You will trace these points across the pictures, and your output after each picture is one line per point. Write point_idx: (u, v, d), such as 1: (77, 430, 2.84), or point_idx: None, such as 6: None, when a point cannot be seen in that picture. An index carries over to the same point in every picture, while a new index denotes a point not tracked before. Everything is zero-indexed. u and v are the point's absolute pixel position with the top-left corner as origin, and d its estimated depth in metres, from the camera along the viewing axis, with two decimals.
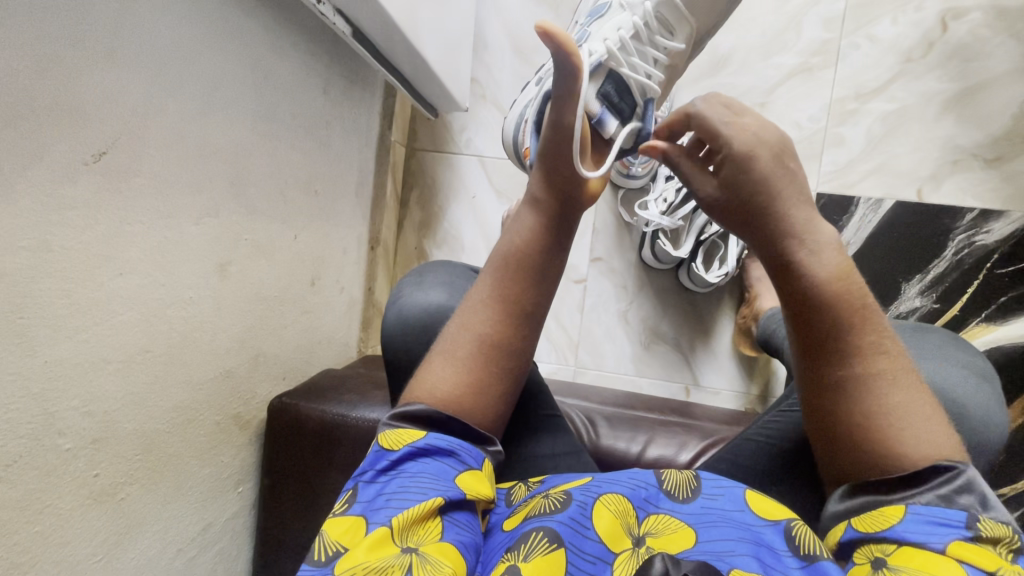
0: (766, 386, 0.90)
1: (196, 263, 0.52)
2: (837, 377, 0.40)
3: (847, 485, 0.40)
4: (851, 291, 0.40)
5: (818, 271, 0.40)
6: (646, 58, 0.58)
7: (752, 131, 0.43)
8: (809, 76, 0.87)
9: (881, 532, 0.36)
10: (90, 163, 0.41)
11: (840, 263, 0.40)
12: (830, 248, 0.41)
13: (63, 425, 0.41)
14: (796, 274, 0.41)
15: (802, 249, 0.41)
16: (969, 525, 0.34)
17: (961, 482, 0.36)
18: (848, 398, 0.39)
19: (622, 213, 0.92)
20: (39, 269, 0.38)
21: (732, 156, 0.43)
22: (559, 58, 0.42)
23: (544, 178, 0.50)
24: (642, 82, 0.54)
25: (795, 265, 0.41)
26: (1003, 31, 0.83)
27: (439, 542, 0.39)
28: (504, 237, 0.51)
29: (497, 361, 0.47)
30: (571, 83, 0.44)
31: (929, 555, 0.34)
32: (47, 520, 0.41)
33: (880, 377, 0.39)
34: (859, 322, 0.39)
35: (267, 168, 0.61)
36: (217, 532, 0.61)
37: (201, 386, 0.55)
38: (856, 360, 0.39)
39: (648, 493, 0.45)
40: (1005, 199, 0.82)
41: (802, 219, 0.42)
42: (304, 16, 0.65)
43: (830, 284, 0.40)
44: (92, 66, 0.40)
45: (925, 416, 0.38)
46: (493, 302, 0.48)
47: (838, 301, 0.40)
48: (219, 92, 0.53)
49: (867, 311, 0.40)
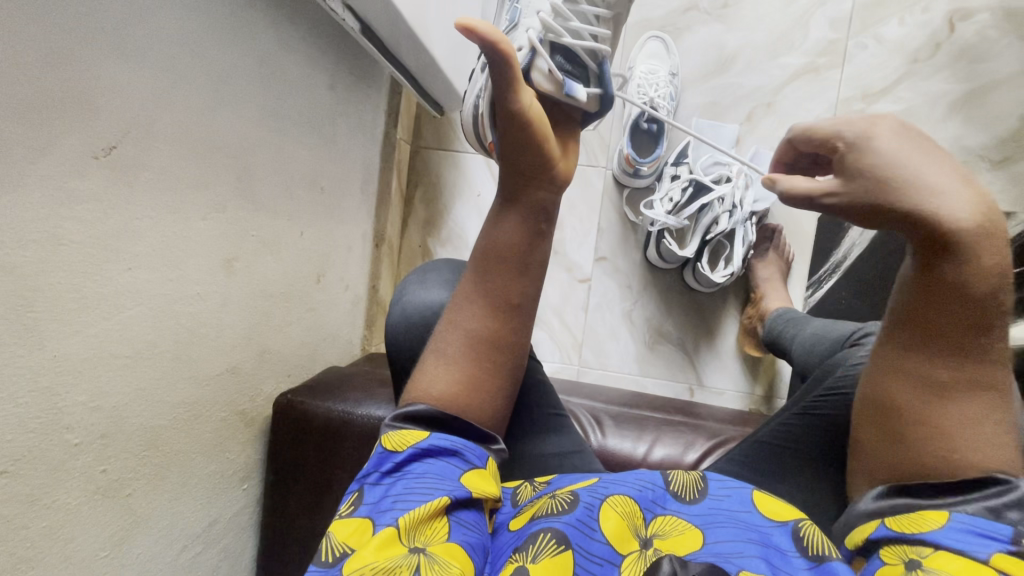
0: (770, 386, 0.90)
1: (204, 258, 0.52)
2: (951, 378, 0.39)
3: (890, 486, 0.40)
4: (999, 290, 0.37)
5: (978, 266, 0.36)
6: (585, 18, 0.54)
7: (873, 120, 0.40)
8: (816, 76, 0.87)
9: (917, 534, 0.36)
10: (100, 157, 0.41)
11: (1001, 262, 0.37)
12: (994, 238, 0.37)
13: (71, 420, 0.41)
14: (953, 262, 0.37)
15: (975, 238, 0.36)
16: (1016, 539, 0.34)
17: (1011, 498, 0.36)
18: (952, 403, 0.38)
19: (628, 213, 0.92)
20: (49, 263, 0.38)
21: (867, 142, 0.39)
22: (485, 52, 0.42)
23: (509, 171, 0.49)
24: (590, 46, 0.52)
25: (960, 254, 0.36)
26: (1011, 32, 0.82)
27: (445, 543, 0.38)
28: (481, 234, 0.51)
29: (491, 355, 0.47)
30: (503, 73, 0.43)
31: (968, 563, 0.33)
32: (55, 516, 0.41)
33: (992, 386, 0.38)
34: (993, 326, 0.38)
35: (275, 164, 0.61)
36: (222, 529, 0.61)
37: (207, 381, 0.55)
38: (976, 361, 0.38)
39: (655, 494, 0.45)
40: (1012, 200, 0.82)
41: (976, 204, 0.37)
42: (312, 12, 0.65)
43: (986, 284, 0.37)
44: (102, 58, 0.40)
45: (1006, 426, 0.38)
46: (478, 297, 0.48)
47: (985, 302, 0.37)
48: (228, 86, 0.53)
49: (1004, 316, 0.38)
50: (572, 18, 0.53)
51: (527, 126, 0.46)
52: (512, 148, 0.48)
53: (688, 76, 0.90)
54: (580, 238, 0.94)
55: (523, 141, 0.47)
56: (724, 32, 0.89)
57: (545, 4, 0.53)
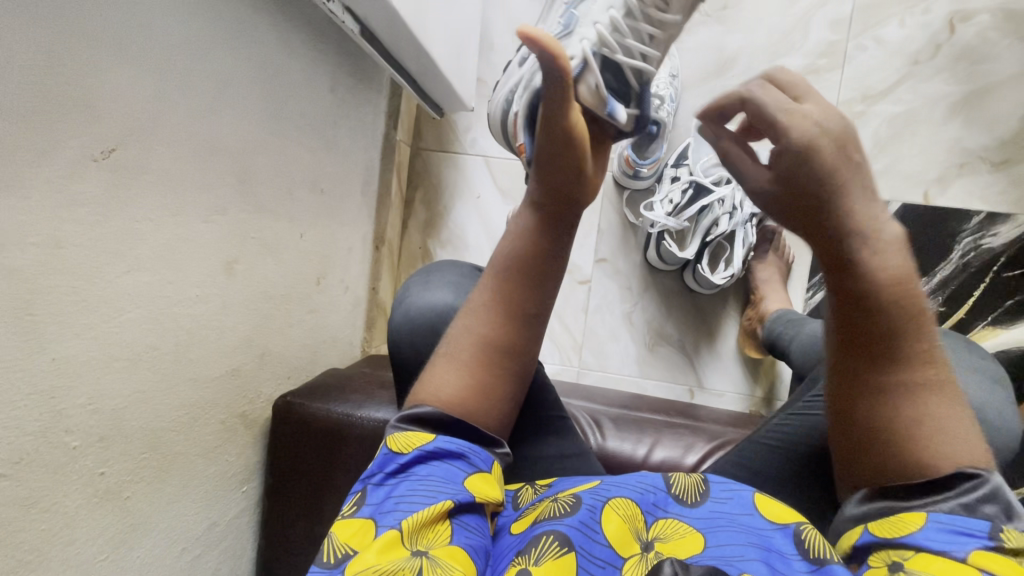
0: (771, 389, 0.90)
1: (205, 260, 0.52)
2: (881, 382, 0.39)
3: (868, 490, 0.40)
4: (907, 295, 0.38)
5: (878, 275, 0.38)
6: (641, 36, 0.53)
7: (814, 119, 0.38)
8: (816, 78, 0.87)
9: (899, 538, 0.36)
10: (100, 160, 0.41)
11: (904, 267, 0.38)
12: (889, 247, 0.38)
13: (71, 422, 0.41)
14: (856, 275, 0.38)
15: (870, 246, 0.38)
16: (993, 535, 0.33)
17: (983, 491, 0.35)
18: (888, 406, 0.39)
19: (628, 214, 0.92)
20: (49, 266, 0.38)
21: (795, 148, 0.38)
22: (544, 62, 0.42)
23: (540, 182, 0.49)
24: (637, 66, 0.52)
25: (860, 263, 0.38)
26: (1012, 33, 0.82)
27: (448, 547, 0.38)
28: (502, 242, 0.51)
29: (500, 362, 0.47)
30: (559, 90, 0.44)
31: (948, 562, 0.33)
32: (53, 518, 0.41)
33: (928, 386, 0.38)
34: (912, 328, 0.38)
35: (275, 167, 0.61)
36: (222, 531, 0.61)
37: (207, 383, 0.55)
38: (904, 366, 0.39)
39: (657, 497, 0.45)
40: (1012, 202, 0.82)
41: (868, 217, 0.39)
42: (312, 15, 0.65)
43: (891, 288, 0.38)
44: (102, 60, 0.40)
45: (960, 425, 0.38)
46: (495, 305, 0.48)
47: (898, 306, 0.38)
48: (228, 89, 0.53)
49: (923, 317, 0.39)
50: (629, 34, 0.53)
51: (570, 145, 0.47)
52: (551, 162, 0.48)
53: (687, 77, 0.90)
54: (580, 240, 0.93)
55: (559, 155, 0.48)
56: (724, 33, 0.89)
57: (605, 16, 0.53)
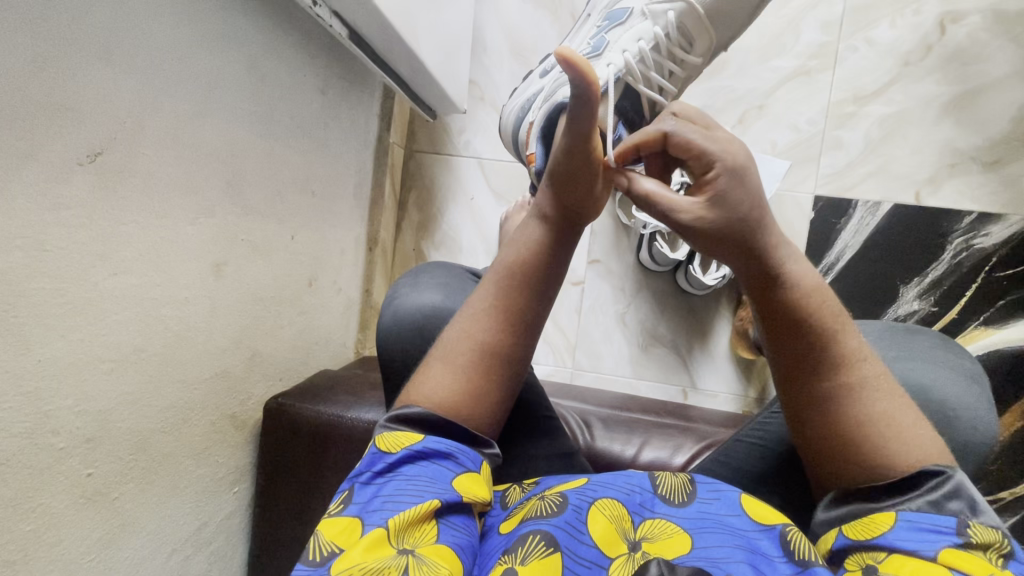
0: (763, 389, 0.90)
1: (193, 262, 0.53)
2: (823, 390, 0.40)
3: (836, 492, 0.40)
4: (824, 303, 0.40)
5: (795, 287, 0.40)
6: (663, 70, 0.59)
7: (740, 148, 0.40)
8: (808, 79, 0.87)
9: (870, 540, 0.36)
10: (86, 163, 0.41)
11: (814, 277, 0.41)
12: (799, 262, 0.41)
13: (56, 423, 0.41)
14: (776, 291, 0.40)
15: (782, 261, 0.40)
16: (960, 531, 0.34)
17: (949, 488, 0.36)
18: (831, 411, 0.39)
19: (620, 215, 0.91)
20: (35, 268, 0.39)
21: (724, 169, 0.39)
22: (577, 84, 0.37)
23: (552, 194, 0.47)
24: (653, 99, 0.56)
25: (776, 277, 0.40)
26: (1001, 34, 0.83)
27: (434, 545, 0.39)
28: (508, 247, 0.49)
29: (501, 368, 0.46)
30: (586, 106, 0.39)
31: (920, 563, 0.34)
32: (39, 519, 0.41)
33: (865, 385, 0.39)
34: (837, 332, 0.40)
35: (264, 169, 0.62)
36: (212, 532, 0.61)
37: (196, 385, 0.55)
38: (838, 369, 0.39)
39: (643, 497, 0.45)
40: (1003, 203, 0.82)
41: (778, 236, 0.41)
42: (301, 18, 0.65)
43: (808, 299, 0.40)
44: (87, 65, 0.40)
45: (909, 423, 0.38)
46: (500, 310, 0.47)
47: (817, 314, 0.40)
48: (216, 92, 0.53)
49: (844, 320, 0.40)
50: (653, 67, 0.57)
51: (591, 164, 0.44)
52: (563, 176, 0.45)
53: None
54: None
55: (577, 172, 0.45)
56: None
57: (634, 46, 0.57)
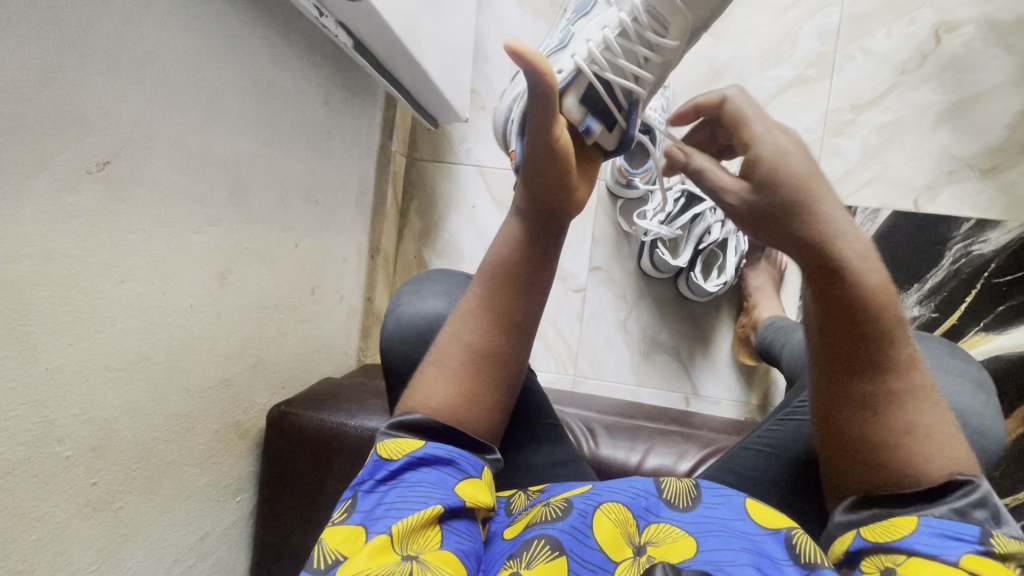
0: (765, 396, 0.90)
1: (197, 271, 0.53)
2: (866, 391, 0.39)
3: (856, 496, 0.40)
4: (891, 304, 0.38)
5: (865, 281, 0.38)
6: (637, 59, 0.50)
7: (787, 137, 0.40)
8: (805, 87, 0.88)
9: (892, 542, 0.36)
10: (94, 172, 0.41)
11: (885, 275, 0.38)
12: (874, 259, 0.38)
13: (61, 432, 0.41)
14: (841, 284, 0.38)
15: (851, 252, 0.38)
16: (982, 539, 0.35)
17: (975, 498, 0.37)
18: (875, 414, 0.39)
19: (621, 222, 0.92)
20: (41, 277, 0.39)
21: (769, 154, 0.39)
22: (528, 78, 0.40)
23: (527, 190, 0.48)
24: (628, 86, 0.48)
25: (846, 269, 0.38)
26: (996, 44, 0.84)
27: (439, 551, 0.38)
28: (491, 247, 0.50)
29: (491, 370, 0.47)
30: (542, 104, 0.42)
31: (939, 566, 0.34)
32: (44, 529, 0.41)
33: (913, 392, 0.38)
34: (898, 335, 0.38)
35: (268, 179, 0.62)
36: (214, 542, 0.60)
37: (199, 394, 0.55)
38: (890, 375, 0.39)
39: (648, 501, 0.44)
40: (1002, 209, 0.83)
41: (848, 225, 0.39)
42: (306, 29, 0.66)
43: (875, 296, 0.38)
44: (97, 77, 0.41)
45: (949, 435, 0.38)
46: (482, 312, 0.48)
47: (884, 314, 0.38)
48: (223, 103, 0.54)
49: (903, 325, 0.39)
50: (621, 54, 0.50)
51: (553, 156, 0.45)
52: (530, 168, 0.46)
53: (678, 89, 0.90)
54: (574, 248, 0.94)
55: (546, 172, 0.46)
56: (714, 45, 0.90)
57: (597, 35, 0.51)
